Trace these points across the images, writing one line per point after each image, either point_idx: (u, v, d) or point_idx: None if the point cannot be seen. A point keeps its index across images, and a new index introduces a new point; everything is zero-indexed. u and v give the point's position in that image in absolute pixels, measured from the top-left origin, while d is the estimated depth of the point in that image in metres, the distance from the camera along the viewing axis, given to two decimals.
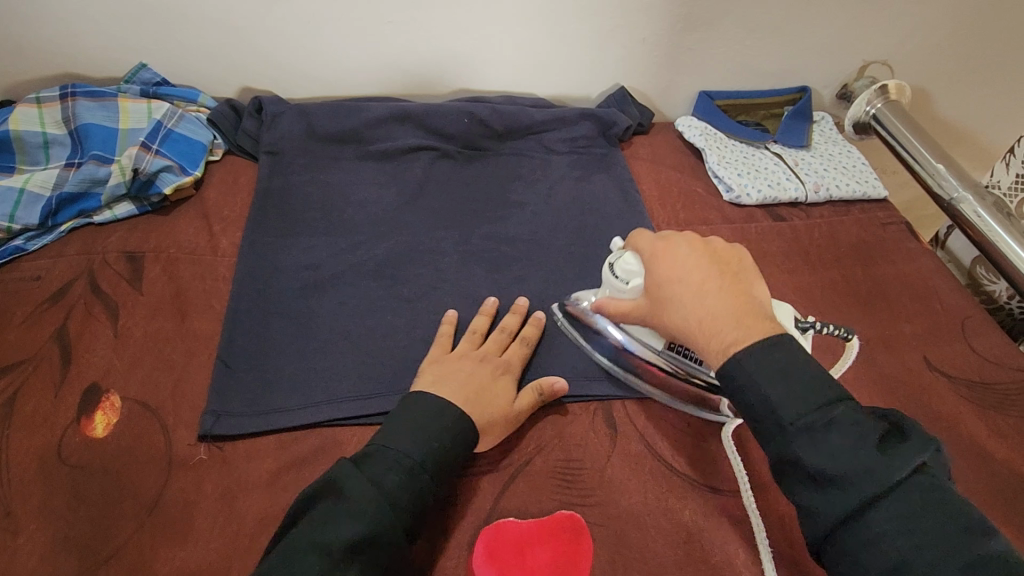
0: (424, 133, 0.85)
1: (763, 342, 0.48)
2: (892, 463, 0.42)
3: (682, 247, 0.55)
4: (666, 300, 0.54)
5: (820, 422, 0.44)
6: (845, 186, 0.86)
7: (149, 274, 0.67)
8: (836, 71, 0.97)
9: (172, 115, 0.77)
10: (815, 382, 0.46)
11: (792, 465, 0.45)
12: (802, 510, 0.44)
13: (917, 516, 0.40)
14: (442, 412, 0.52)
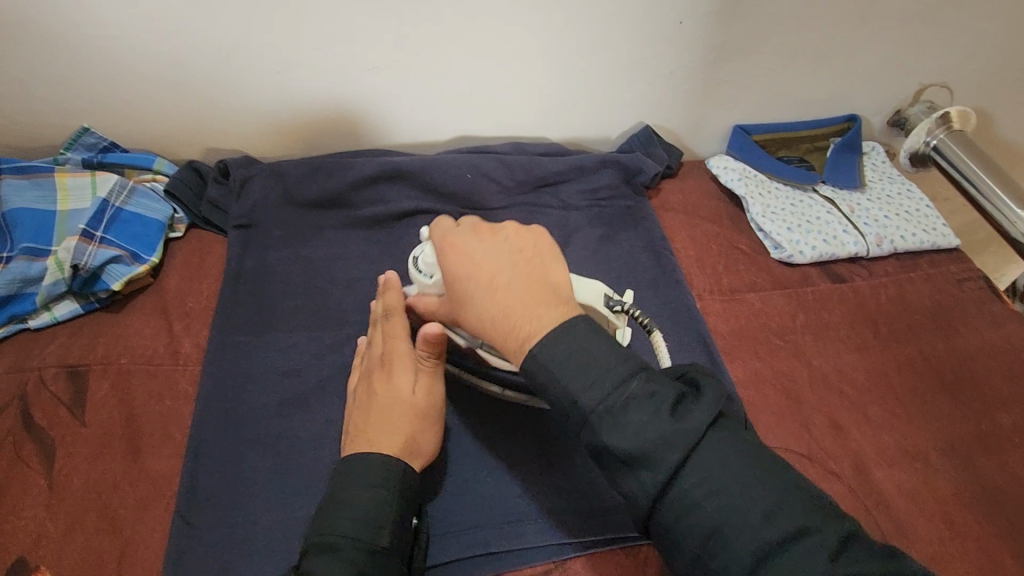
0: (420, 193, 0.73)
1: (560, 328, 0.42)
2: (687, 432, 0.38)
3: (468, 238, 0.47)
4: (461, 301, 0.45)
5: (608, 407, 0.39)
6: (911, 236, 0.74)
7: (94, 396, 0.55)
8: (888, 97, 0.85)
9: (121, 190, 0.64)
10: (604, 355, 0.41)
11: (604, 453, 0.39)
12: (623, 492, 0.40)
13: (727, 479, 0.37)
14: (357, 474, 0.45)
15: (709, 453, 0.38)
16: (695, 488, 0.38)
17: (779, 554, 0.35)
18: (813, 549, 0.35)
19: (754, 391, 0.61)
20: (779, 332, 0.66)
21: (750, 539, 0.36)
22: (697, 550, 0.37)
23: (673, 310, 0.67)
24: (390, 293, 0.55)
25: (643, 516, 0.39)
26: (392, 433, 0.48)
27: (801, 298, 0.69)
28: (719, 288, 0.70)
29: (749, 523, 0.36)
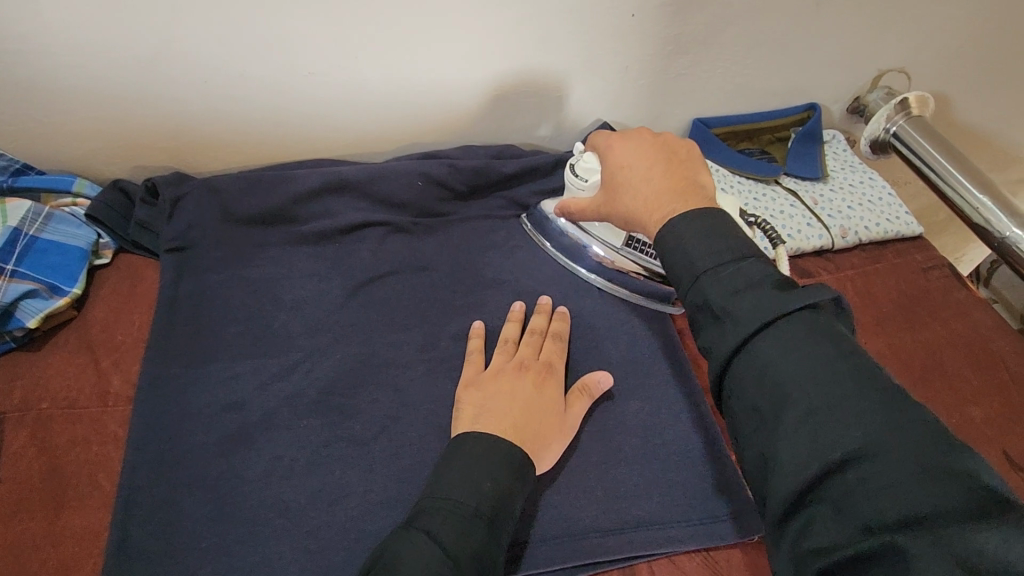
0: (369, 203, 0.69)
1: (701, 210, 0.46)
2: (789, 302, 0.39)
3: (635, 139, 0.56)
4: (620, 186, 0.54)
5: (718, 267, 0.42)
6: (875, 226, 0.73)
7: (11, 447, 0.51)
8: (847, 85, 0.83)
9: (36, 217, 0.59)
10: (733, 237, 0.44)
11: (698, 308, 0.42)
12: (703, 347, 0.42)
13: (810, 349, 0.37)
14: (488, 447, 0.47)
15: (799, 325, 0.38)
16: (770, 349, 0.38)
17: (837, 418, 0.34)
18: (876, 424, 0.33)
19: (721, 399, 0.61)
20: None
21: (811, 399, 0.36)
22: (755, 403, 0.38)
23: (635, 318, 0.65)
24: (555, 321, 0.62)
25: (715, 371, 0.41)
26: (535, 437, 0.50)
27: None
28: None
29: (818, 388, 0.36)
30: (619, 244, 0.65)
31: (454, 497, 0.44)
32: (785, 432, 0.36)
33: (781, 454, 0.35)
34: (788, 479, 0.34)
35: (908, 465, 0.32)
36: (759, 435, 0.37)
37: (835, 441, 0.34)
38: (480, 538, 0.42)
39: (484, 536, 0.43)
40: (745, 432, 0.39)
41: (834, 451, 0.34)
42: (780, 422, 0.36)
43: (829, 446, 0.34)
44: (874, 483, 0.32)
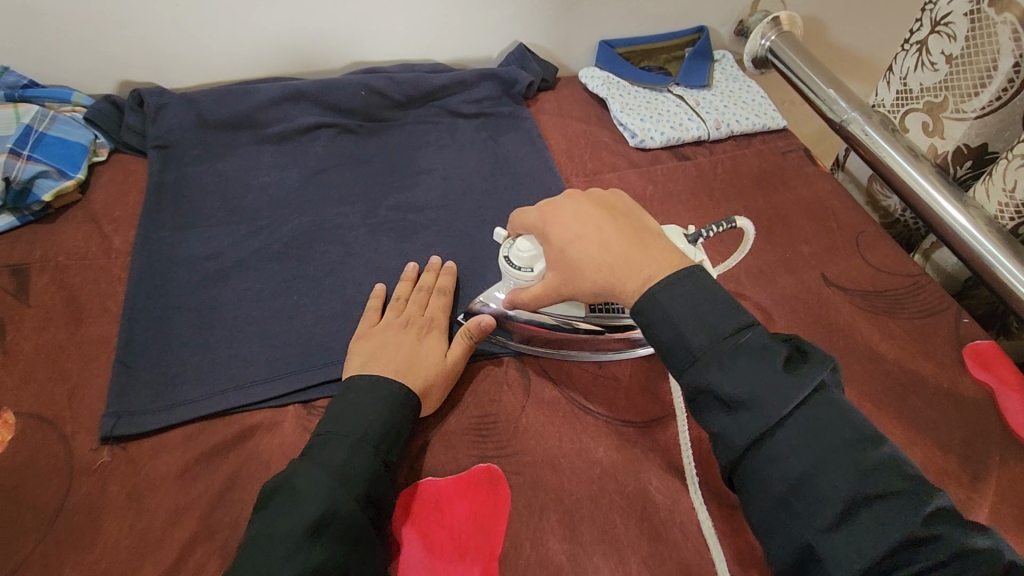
0: (321, 110, 0.83)
1: (676, 275, 0.49)
2: (799, 385, 0.43)
3: (567, 206, 0.57)
4: (575, 261, 0.54)
5: (720, 352, 0.45)
6: (745, 120, 0.88)
7: (36, 285, 0.64)
8: (729, 9, 0.98)
9: (43, 118, 0.72)
10: (722, 313, 0.47)
11: (704, 393, 0.45)
12: (716, 434, 0.45)
13: (827, 437, 0.41)
14: (372, 384, 0.53)
15: (811, 414, 0.42)
16: (792, 439, 0.42)
17: (869, 509, 0.39)
18: (904, 512, 0.38)
19: None
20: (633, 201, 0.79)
21: (844, 489, 0.40)
22: (783, 495, 0.41)
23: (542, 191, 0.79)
24: (442, 276, 0.67)
25: (731, 459, 0.44)
26: (416, 373, 0.56)
27: (652, 173, 0.82)
28: (585, 172, 0.82)
29: (845, 477, 0.40)
30: (583, 314, 0.60)
31: (344, 431, 0.50)
32: (823, 528, 0.39)
33: (823, 551, 0.39)
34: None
35: (936, 551, 0.37)
36: (793, 529, 0.41)
37: (872, 538, 0.38)
38: (372, 461, 0.49)
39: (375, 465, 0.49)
40: (769, 521, 0.42)
41: (876, 545, 0.38)
42: (814, 515, 0.40)
43: (870, 540, 0.38)
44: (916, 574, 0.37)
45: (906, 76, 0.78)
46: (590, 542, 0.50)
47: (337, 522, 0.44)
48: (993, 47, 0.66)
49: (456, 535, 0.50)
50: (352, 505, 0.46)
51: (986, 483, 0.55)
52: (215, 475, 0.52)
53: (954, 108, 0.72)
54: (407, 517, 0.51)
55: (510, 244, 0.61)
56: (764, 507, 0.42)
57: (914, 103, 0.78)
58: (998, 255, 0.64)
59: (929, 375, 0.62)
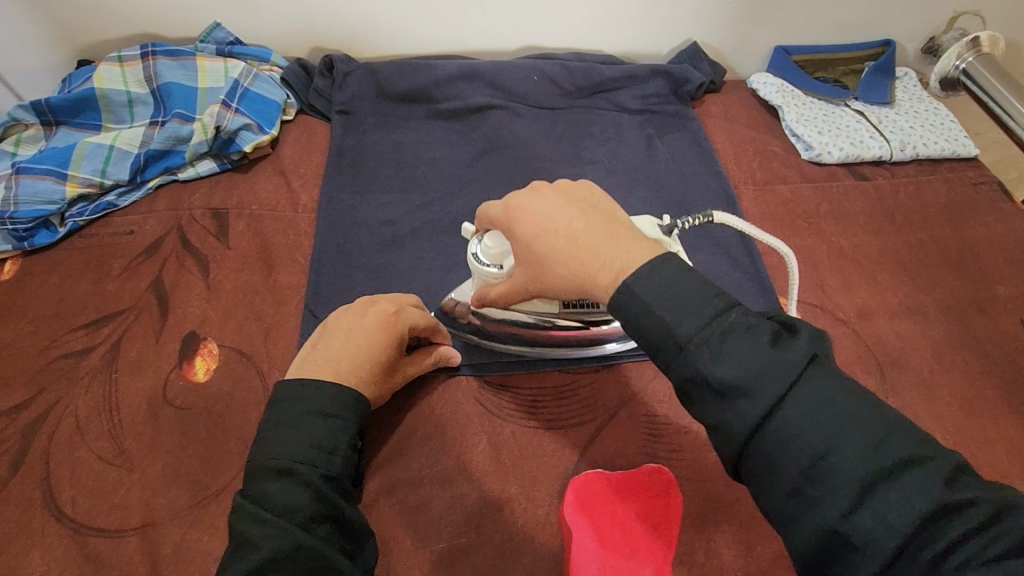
0: (492, 91, 0.84)
1: (652, 261, 0.41)
2: (791, 363, 0.36)
3: (532, 198, 0.47)
4: (541, 255, 0.46)
5: (707, 336, 0.37)
6: (933, 144, 0.81)
7: (234, 230, 0.69)
8: (923, 24, 0.92)
9: (248, 74, 0.77)
10: (709, 292, 0.39)
11: (696, 383, 0.37)
12: (712, 424, 0.37)
13: (834, 410, 0.35)
14: (296, 399, 0.46)
15: (812, 384, 0.35)
16: (798, 420, 0.35)
17: (890, 483, 0.33)
18: (926, 477, 0.33)
19: (777, 257, 0.71)
20: (805, 216, 0.75)
21: (861, 467, 0.33)
22: (796, 483, 0.34)
23: (711, 197, 0.77)
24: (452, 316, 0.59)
25: (732, 452, 0.37)
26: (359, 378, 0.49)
27: (827, 190, 0.78)
28: (754, 180, 0.79)
29: (862, 452, 0.33)
30: (556, 309, 0.56)
31: (275, 457, 0.43)
32: (845, 510, 0.33)
33: (852, 533, 0.33)
34: (867, 564, 0.32)
35: (967, 519, 0.32)
36: (813, 517, 0.34)
37: (902, 510, 0.32)
38: (309, 486, 0.43)
39: (319, 494, 0.43)
40: (785, 514, 0.35)
41: (903, 518, 0.32)
42: (832, 499, 0.33)
43: (896, 512, 0.32)
44: (948, 545, 0.31)
45: None
46: (766, 565, 0.49)
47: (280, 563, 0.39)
48: None
49: (627, 534, 0.49)
50: (295, 536, 0.40)
51: None
52: (395, 434, 0.54)
53: None
54: (577, 505, 0.51)
55: (480, 239, 0.54)
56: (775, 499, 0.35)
57: None
58: None
59: None
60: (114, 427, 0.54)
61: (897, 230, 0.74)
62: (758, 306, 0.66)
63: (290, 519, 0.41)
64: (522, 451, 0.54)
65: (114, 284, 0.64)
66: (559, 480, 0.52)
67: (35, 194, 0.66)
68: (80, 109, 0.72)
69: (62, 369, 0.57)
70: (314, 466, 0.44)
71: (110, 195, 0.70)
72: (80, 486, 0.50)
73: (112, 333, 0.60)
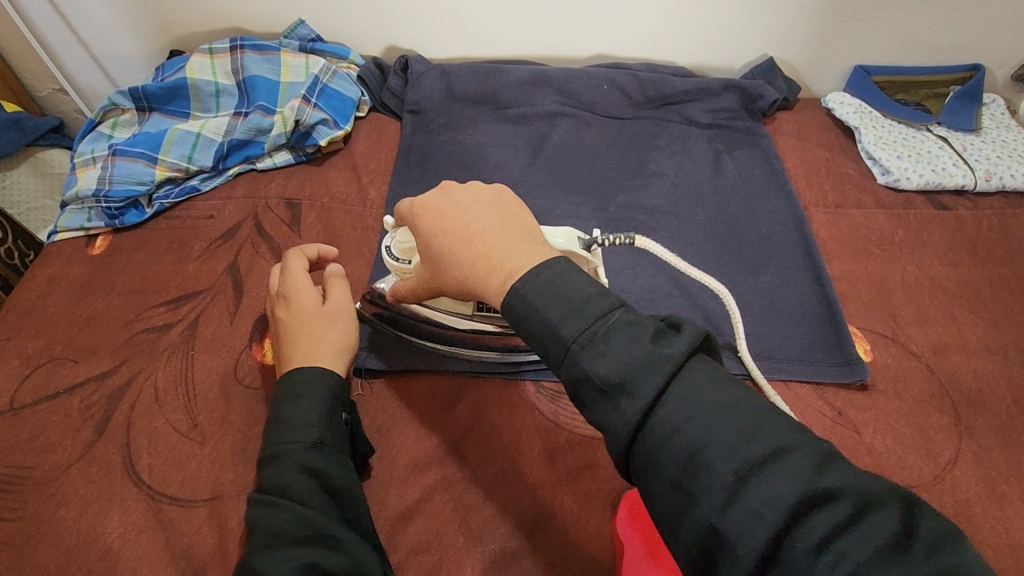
0: (561, 98, 0.85)
1: (537, 266, 0.41)
2: (667, 360, 0.36)
3: (440, 199, 0.47)
4: (437, 258, 0.46)
5: (588, 336, 0.37)
6: (1022, 176, 0.77)
7: (306, 221, 0.72)
8: (1017, 49, 0.87)
9: (327, 71, 0.80)
10: (591, 292, 0.39)
11: (581, 383, 0.37)
12: (602, 425, 0.37)
13: (712, 404, 0.34)
14: (280, 386, 0.48)
15: (687, 378, 0.36)
16: (676, 413, 0.34)
17: (759, 477, 0.32)
18: (800, 470, 0.32)
19: (847, 284, 0.69)
20: (878, 243, 0.73)
21: (731, 461, 0.33)
22: (677, 480, 0.34)
23: (779, 217, 0.75)
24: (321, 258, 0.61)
25: (618, 454, 0.36)
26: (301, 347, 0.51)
27: (903, 218, 0.75)
28: (825, 203, 0.77)
29: (733, 445, 0.33)
30: (470, 310, 0.57)
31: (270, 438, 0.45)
32: (720, 503, 0.32)
33: (726, 531, 0.32)
34: (738, 561, 0.31)
35: (841, 510, 0.31)
36: (696, 518, 0.33)
37: (773, 504, 0.31)
38: (302, 458, 0.44)
39: (312, 469, 0.44)
40: (670, 515, 0.34)
41: (773, 512, 0.31)
42: (709, 494, 0.33)
43: (768, 507, 0.31)
44: (823, 538, 0.30)
45: None
46: None
47: (283, 534, 0.40)
48: None
49: None
50: (293, 507, 0.41)
51: None
52: (451, 432, 0.55)
53: None
54: (629, 518, 0.50)
55: (393, 233, 0.56)
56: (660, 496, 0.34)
57: None
58: None
59: None
60: (188, 401, 0.56)
61: (977, 264, 0.71)
62: (825, 332, 0.64)
63: (284, 495, 0.41)
64: (578, 462, 0.54)
65: (193, 266, 0.67)
66: (612, 494, 0.52)
67: (129, 175, 0.70)
68: (172, 97, 0.76)
69: (145, 342, 0.60)
70: (303, 440, 0.45)
71: (194, 179, 0.74)
72: (156, 455, 0.53)
73: (191, 311, 0.63)
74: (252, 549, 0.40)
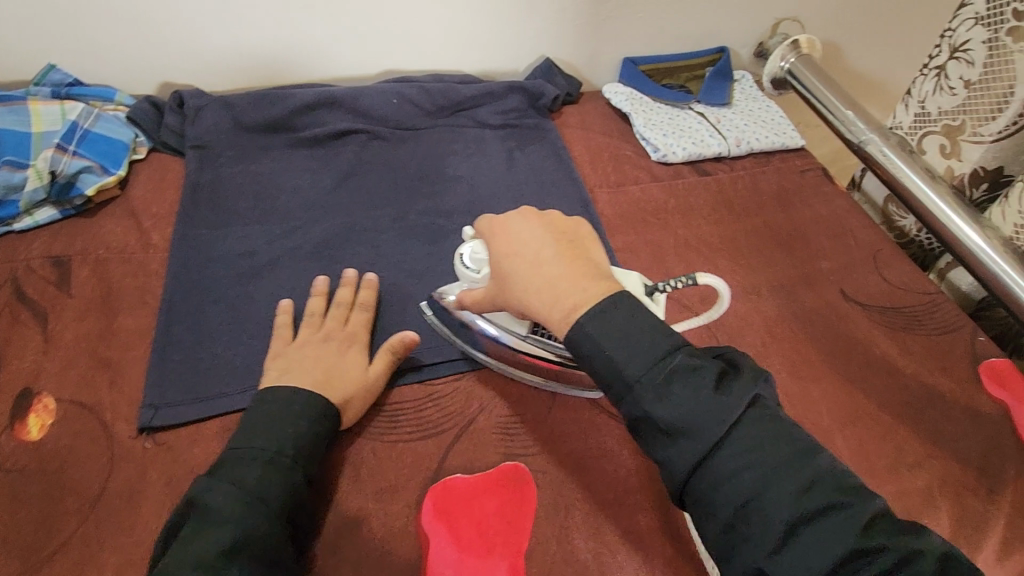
0: (354, 116, 0.86)
1: (605, 302, 0.46)
2: (728, 407, 0.42)
3: (518, 221, 0.53)
4: (507, 276, 0.51)
5: (655, 377, 0.43)
6: (765, 138, 0.90)
7: (77, 277, 0.66)
8: (751, 30, 1.01)
9: (88, 115, 0.75)
10: (654, 333, 0.45)
11: (643, 422, 0.43)
12: (659, 461, 0.43)
13: (763, 457, 0.40)
14: (284, 403, 0.52)
15: (749, 427, 0.42)
16: (733, 461, 0.40)
17: (812, 527, 0.38)
18: (848, 521, 0.37)
19: (628, 254, 0.76)
20: (654, 213, 0.81)
21: (784, 509, 0.39)
22: (728, 520, 0.40)
23: (568, 202, 0.81)
24: (363, 290, 0.65)
25: (677, 484, 0.42)
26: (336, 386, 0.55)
27: (672, 188, 0.84)
28: (608, 184, 0.84)
29: (785, 495, 0.39)
30: (524, 331, 0.57)
31: (256, 444, 0.49)
32: (771, 548, 0.38)
33: (774, 572, 0.38)
34: None
35: (887, 559, 0.36)
36: (744, 554, 0.39)
37: (820, 553, 0.37)
38: (286, 479, 0.48)
39: (268, 472, 0.47)
40: (724, 550, 0.41)
41: (824, 558, 0.37)
42: (758, 538, 0.39)
43: (816, 556, 0.37)
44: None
45: (924, 99, 0.78)
46: (614, 544, 0.52)
47: (251, 544, 0.42)
48: (1010, 74, 0.66)
49: (484, 530, 0.51)
50: (264, 522, 0.44)
51: (1003, 496, 0.57)
52: None
53: (971, 132, 0.72)
54: (435, 511, 0.52)
55: (471, 243, 0.59)
56: (712, 531, 0.41)
57: (932, 126, 0.78)
58: (994, 258, 0.68)
59: (951, 393, 0.64)
60: None
61: (735, 218, 0.81)
62: None
63: (236, 487, 0.45)
64: (383, 467, 0.55)
65: None
66: (417, 491, 0.53)
67: None
68: None
69: None
70: (297, 463, 0.49)
71: None
72: None
73: None
74: (212, 543, 0.41)
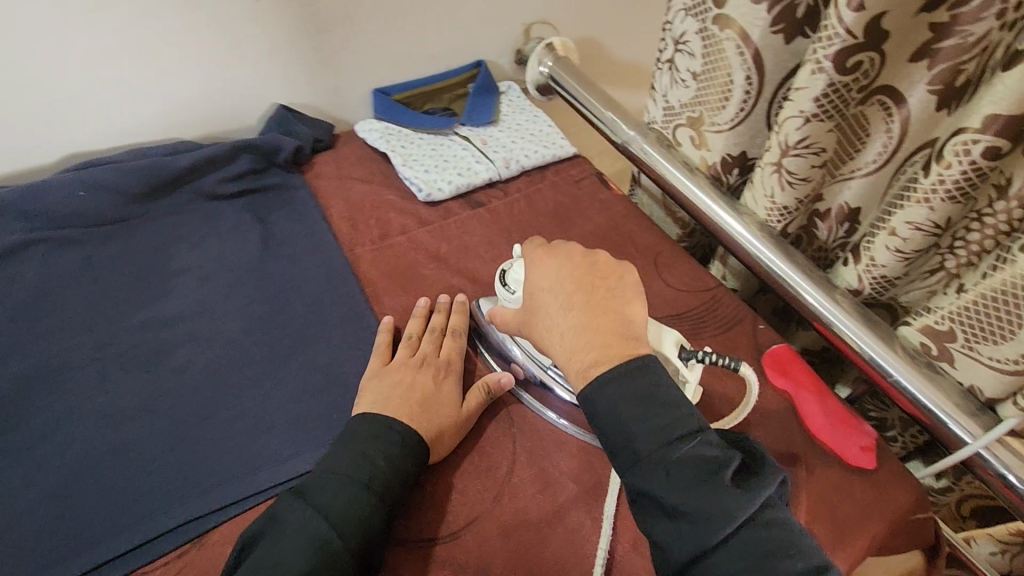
0: (29, 224, 0.67)
1: (629, 366, 0.49)
2: (741, 504, 0.42)
3: (562, 263, 0.56)
4: (539, 313, 0.55)
5: (663, 454, 0.45)
6: (534, 153, 0.85)
7: None
8: (502, 40, 0.96)
9: None
10: (674, 413, 0.46)
11: (647, 496, 0.44)
12: (656, 543, 0.44)
13: (771, 563, 0.40)
14: (382, 428, 0.52)
15: (763, 532, 0.41)
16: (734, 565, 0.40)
17: None
18: None
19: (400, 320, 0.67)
20: (426, 262, 0.72)
21: None
22: None
23: (324, 274, 0.70)
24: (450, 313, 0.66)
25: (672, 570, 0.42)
26: (434, 423, 0.55)
27: (444, 230, 0.76)
28: (372, 240, 0.74)
29: None
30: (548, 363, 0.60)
31: (342, 473, 0.49)
32: None
33: None
34: None
35: None
36: None
37: None
38: (365, 508, 0.47)
39: (355, 498, 0.48)
40: None
41: None
42: None
43: None
44: None
45: (666, 94, 0.76)
46: None
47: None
48: (726, 64, 0.65)
49: None
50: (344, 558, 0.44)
51: (799, 502, 0.55)
52: None
53: (710, 121, 0.71)
54: None
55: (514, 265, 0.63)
56: None
57: (679, 119, 0.76)
58: (761, 247, 0.66)
59: (733, 397, 0.63)
60: None
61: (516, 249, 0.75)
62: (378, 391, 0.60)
63: (324, 514, 0.46)
64: None
65: None
66: None
67: None
68: None
69: None
70: (382, 494, 0.49)
71: None
72: None
73: None
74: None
